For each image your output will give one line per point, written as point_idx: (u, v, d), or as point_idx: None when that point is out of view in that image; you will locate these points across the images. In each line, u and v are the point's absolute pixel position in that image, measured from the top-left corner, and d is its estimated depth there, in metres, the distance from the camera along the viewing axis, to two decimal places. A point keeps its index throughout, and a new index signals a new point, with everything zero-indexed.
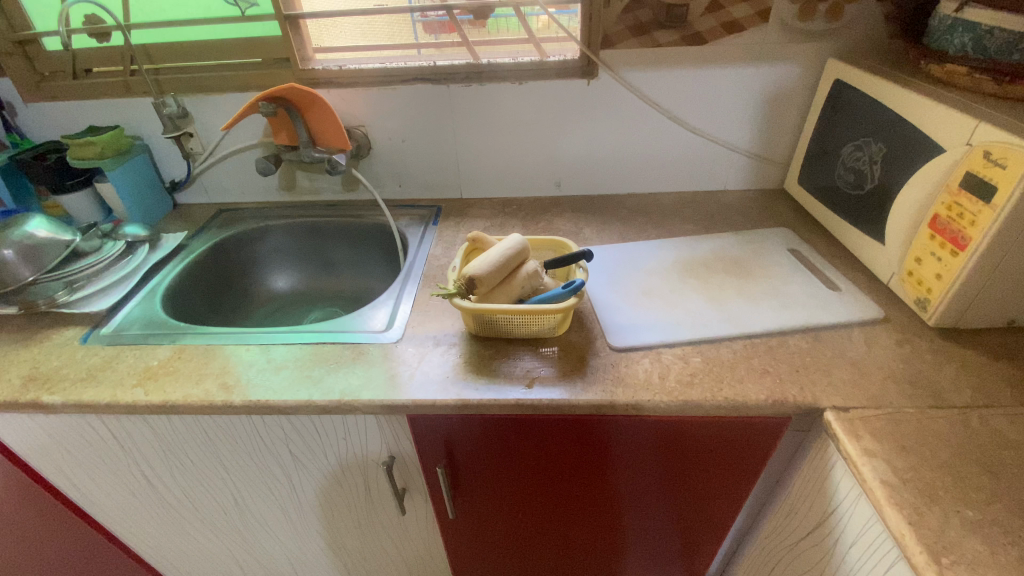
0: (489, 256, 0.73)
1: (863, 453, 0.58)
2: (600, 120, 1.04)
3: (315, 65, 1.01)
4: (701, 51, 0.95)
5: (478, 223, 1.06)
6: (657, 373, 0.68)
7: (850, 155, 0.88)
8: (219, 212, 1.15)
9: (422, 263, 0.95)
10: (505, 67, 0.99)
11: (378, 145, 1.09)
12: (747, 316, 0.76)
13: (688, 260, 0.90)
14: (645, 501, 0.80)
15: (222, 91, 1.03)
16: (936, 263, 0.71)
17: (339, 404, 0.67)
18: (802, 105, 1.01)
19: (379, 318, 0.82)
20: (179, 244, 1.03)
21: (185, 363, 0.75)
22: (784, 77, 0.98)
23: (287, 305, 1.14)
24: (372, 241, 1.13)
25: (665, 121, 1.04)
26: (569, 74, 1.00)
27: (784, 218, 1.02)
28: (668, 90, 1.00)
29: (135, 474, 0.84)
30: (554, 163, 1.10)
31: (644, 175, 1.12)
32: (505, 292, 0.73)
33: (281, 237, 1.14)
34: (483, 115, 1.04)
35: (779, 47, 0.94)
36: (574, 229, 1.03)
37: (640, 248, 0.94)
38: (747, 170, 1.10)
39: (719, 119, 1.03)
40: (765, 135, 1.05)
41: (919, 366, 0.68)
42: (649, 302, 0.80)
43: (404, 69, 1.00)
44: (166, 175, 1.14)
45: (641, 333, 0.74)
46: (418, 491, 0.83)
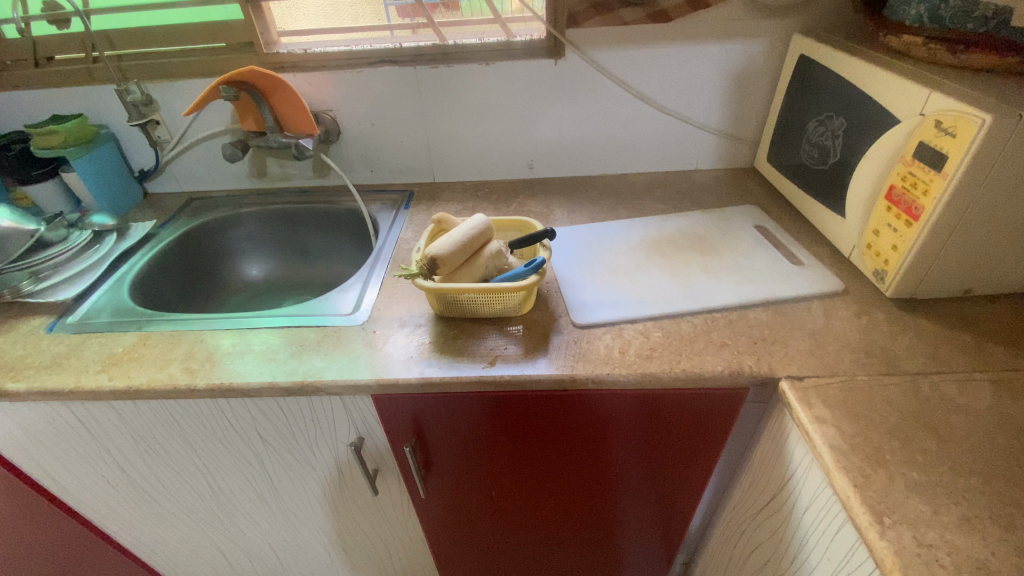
0: (451, 236, 0.73)
1: (814, 420, 0.59)
2: (570, 101, 1.04)
3: (280, 49, 1.01)
4: (666, 28, 0.95)
5: (449, 207, 1.06)
6: (617, 349, 0.69)
7: (815, 131, 0.89)
8: (189, 201, 1.14)
9: (392, 246, 0.95)
10: (472, 48, 0.99)
11: (347, 129, 1.08)
12: (709, 291, 0.77)
13: (655, 238, 0.90)
14: (615, 476, 0.82)
15: (184, 78, 1.01)
16: (892, 235, 0.72)
17: (301, 385, 0.68)
18: (770, 82, 1.01)
19: (347, 301, 0.82)
20: (148, 233, 1.03)
21: (150, 349, 0.75)
22: (750, 53, 0.98)
23: (261, 293, 1.14)
24: (344, 227, 1.13)
25: (634, 100, 1.04)
26: (536, 54, 0.99)
27: (753, 196, 1.03)
28: (635, 69, 1.00)
29: (108, 463, 0.84)
30: (525, 144, 1.10)
31: (616, 156, 1.12)
32: (469, 273, 0.74)
33: (253, 225, 1.13)
34: (452, 99, 1.03)
35: (744, 24, 0.94)
36: (545, 211, 1.03)
37: (608, 227, 0.94)
38: (718, 150, 1.10)
39: (688, 97, 1.03)
40: (734, 113, 1.05)
41: (875, 336, 0.69)
42: (614, 279, 0.80)
43: (369, 51, 1.00)
44: (134, 164, 1.13)
45: (604, 309, 0.75)
46: (390, 472, 0.84)
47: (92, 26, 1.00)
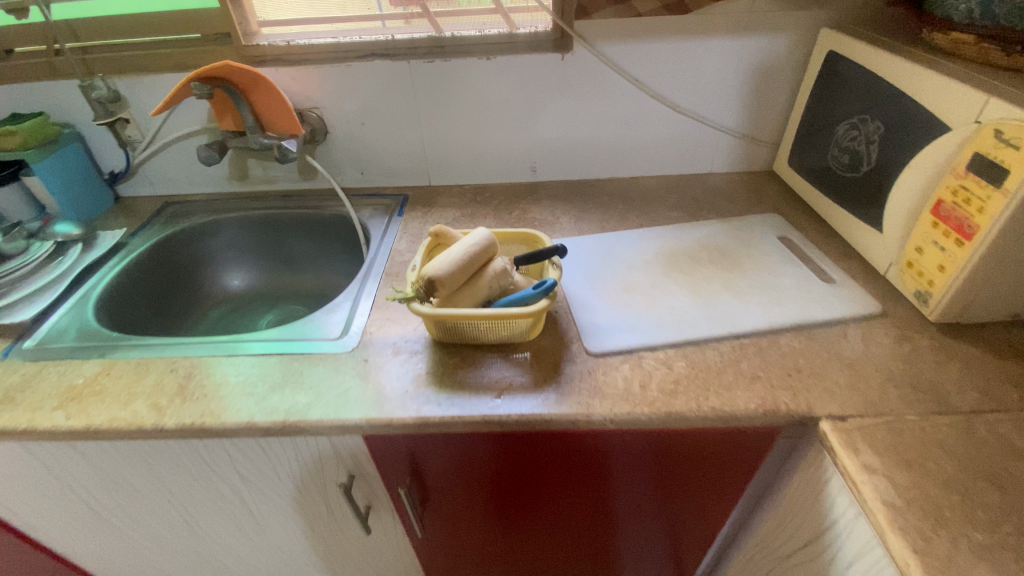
0: (451, 254, 0.66)
1: (862, 469, 0.53)
2: (577, 99, 0.96)
3: (260, 41, 0.92)
4: (683, 21, 0.87)
5: (446, 214, 0.99)
6: (637, 382, 0.62)
7: (845, 134, 0.82)
8: (165, 205, 1.05)
9: (384, 259, 0.87)
10: (471, 41, 0.91)
11: (335, 129, 0.99)
12: (735, 314, 0.70)
13: (672, 251, 0.83)
14: (629, 512, 0.75)
15: (155, 72, 0.92)
16: (939, 254, 0.65)
17: (283, 425, 0.60)
18: (793, 80, 0.94)
19: (335, 323, 0.74)
20: (117, 243, 0.94)
21: (114, 381, 0.67)
22: (773, 49, 0.90)
23: (243, 306, 1.06)
24: (333, 235, 1.05)
25: (646, 98, 0.96)
26: (541, 48, 0.91)
27: (773, 202, 0.96)
28: (647, 65, 0.92)
29: (73, 500, 0.76)
30: (528, 144, 1.02)
31: (625, 158, 1.04)
32: (470, 295, 0.66)
33: (234, 232, 1.05)
34: (449, 97, 0.95)
35: (769, 17, 0.87)
36: (550, 218, 0.95)
37: (619, 238, 0.87)
38: (735, 152, 1.03)
39: (705, 96, 0.96)
40: (754, 113, 0.97)
41: (920, 367, 0.63)
42: (630, 298, 0.73)
43: (356, 43, 0.92)
44: (104, 166, 1.04)
45: (619, 334, 0.67)
46: (384, 508, 0.77)
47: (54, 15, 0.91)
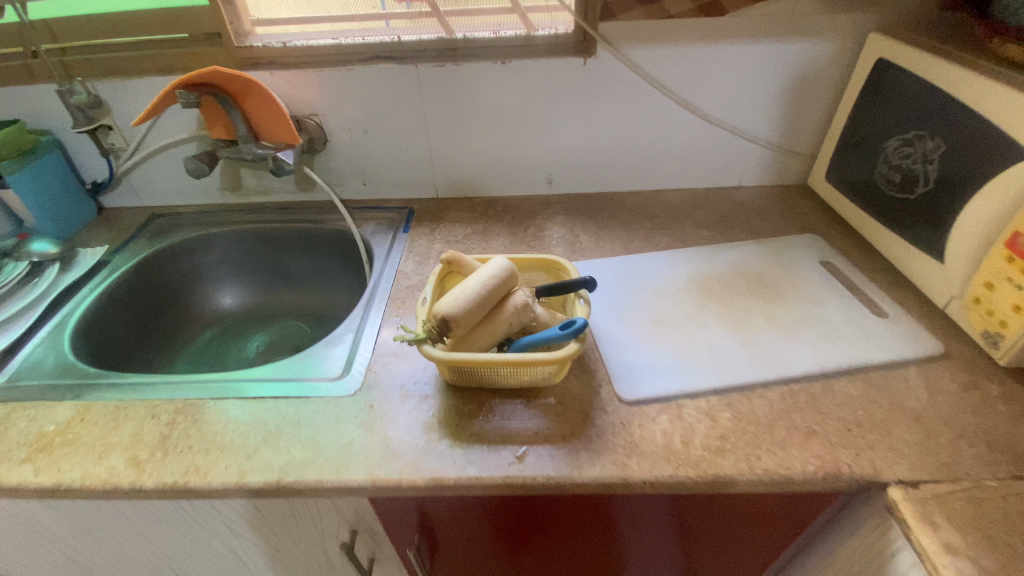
0: (467, 288, 0.59)
1: (943, 549, 0.46)
2: (599, 107, 0.88)
3: (253, 42, 0.84)
4: (719, 23, 0.79)
5: (455, 230, 0.91)
6: (678, 438, 0.55)
7: (897, 151, 0.74)
8: (152, 218, 0.98)
9: (389, 282, 0.80)
10: (484, 43, 0.83)
11: (335, 137, 0.91)
12: (781, 354, 0.63)
13: (705, 277, 0.75)
14: (659, 566, 0.69)
15: (138, 75, 0.84)
16: (1015, 292, 0.58)
17: (277, 487, 0.53)
18: (834, 89, 0.86)
19: (335, 360, 0.67)
20: (97, 261, 0.87)
21: (89, 429, 0.60)
22: (815, 55, 0.82)
23: (235, 326, 0.98)
24: (333, 251, 0.97)
25: (674, 107, 0.88)
26: (562, 51, 0.83)
27: (810, 221, 0.88)
28: (677, 71, 0.84)
29: (48, 551, 0.69)
30: (543, 154, 0.94)
31: (648, 170, 0.97)
32: (487, 334, 0.59)
33: (226, 247, 0.97)
34: (460, 103, 0.87)
35: (813, 20, 0.79)
36: (569, 237, 0.88)
37: (645, 262, 0.79)
38: (768, 165, 0.95)
39: (738, 104, 0.88)
40: (790, 124, 0.90)
41: (993, 421, 0.56)
42: (663, 334, 0.66)
43: (359, 45, 0.84)
44: (85, 176, 0.96)
45: (654, 378, 0.60)
46: (389, 561, 0.70)
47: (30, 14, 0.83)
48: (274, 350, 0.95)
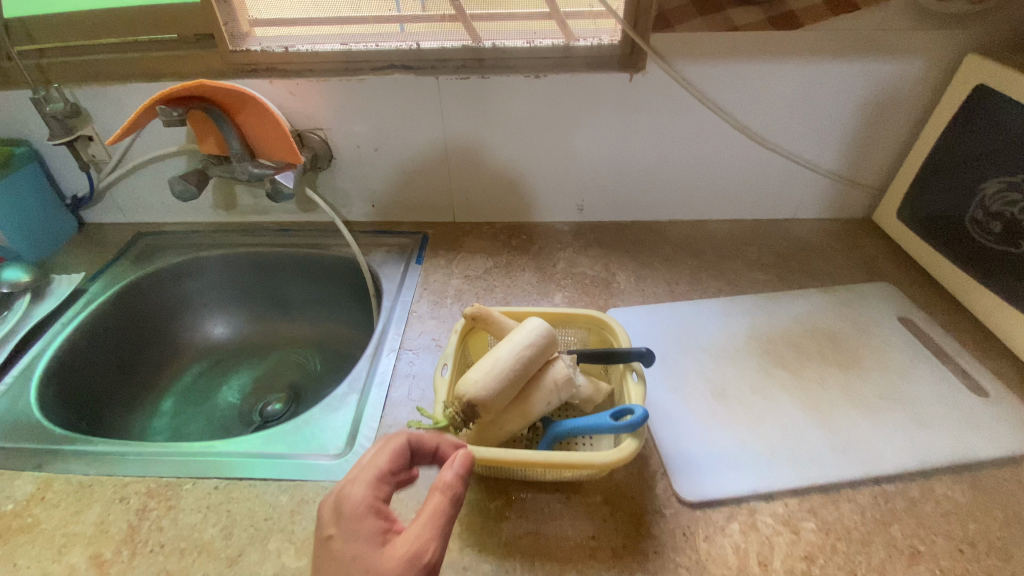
0: (498, 361, 0.48)
1: None
2: (643, 129, 0.77)
3: (251, 45, 0.73)
4: (792, 38, 0.67)
5: (475, 263, 0.81)
6: (754, 557, 0.45)
7: (996, 195, 0.65)
8: (136, 237, 0.88)
9: (399, 327, 0.70)
10: (516, 53, 0.72)
11: (342, 154, 0.81)
12: (865, 445, 0.53)
13: (765, 335, 0.65)
14: None
15: (120, 81, 0.73)
16: None
17: None
18: (916, 116, 0.75)
19: (337, 430, 0.57)
20: (73, 290, 0.77)
21: (48, 511, 0.51)
22: (902, 78, 0.71)
23: (226, 361, 0.88)
24: (337, 280, 0.87)
25: (729, 131, 0.77)
26: (606, 65, 0.72)
27: (878, 265, 0.78)
28: (738, 90, 0.72)
29: None
30: (576, 178, 0.83)
31: (693, 199, 0.85)
32: (520, 416, 0.49)
33: (217, 273, 0.87)
34: (485, 120, 0.77)
35: (903, 36, 0.67)
36: (604, 275, 0.77)
37: (695, 312, 0.69)
38: (829, 197, 0.84)
39: (805, 130, 0.76)
40: (862, 153, 0.79)
41: None
42: (725, 410, 0.56)
43: (371, 52, 0.73)
44: (64, 189, 0.85)
45: (719, 471, 0.51)
46: None
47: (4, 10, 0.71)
48: (268, 391, 0.85)
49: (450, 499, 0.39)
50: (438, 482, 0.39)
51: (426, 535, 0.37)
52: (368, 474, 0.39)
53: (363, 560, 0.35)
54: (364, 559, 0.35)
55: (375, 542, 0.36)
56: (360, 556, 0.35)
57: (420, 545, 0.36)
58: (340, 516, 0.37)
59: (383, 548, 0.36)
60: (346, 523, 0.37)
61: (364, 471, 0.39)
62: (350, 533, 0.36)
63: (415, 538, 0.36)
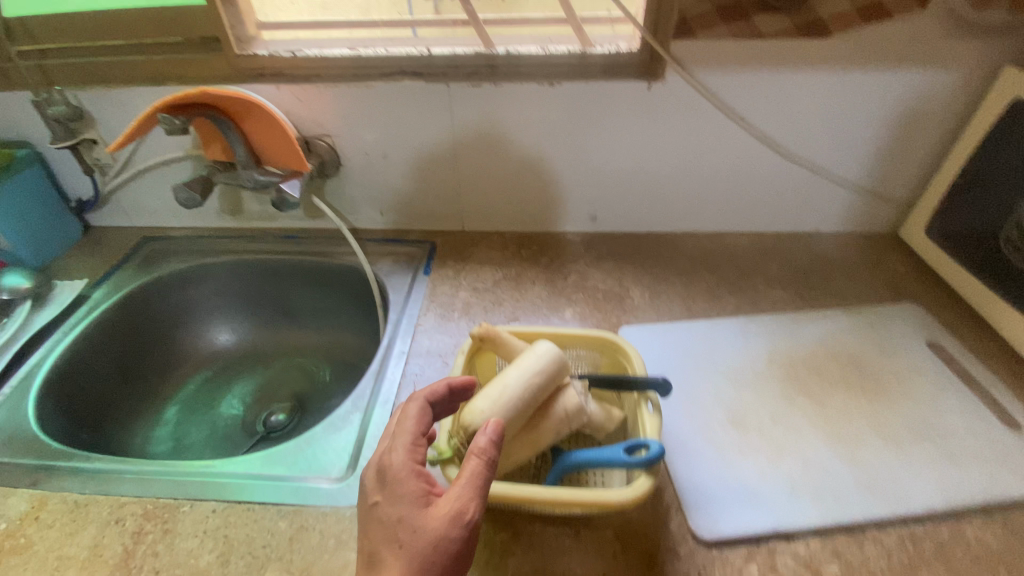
0: (507, 388, 0.46)
1: None
2: (662, 139, 0.74)
3: (257, 49, 0.71)
4: (820, 47, 0.64)
5: (484, 275, 0.78)
6: None
7: None
8: (143, 241, 0.87)
9: (406, 342, 0.68)
10: (530, 60, 0.69)
11: (350, 161, 0.79)
12: (893, 481, 0.51)
13: (786, 359, 0.63)
14: None
15: (124, 83, 0.72)
16: None
17: None
18: (948, 130, 0.71)
19: (339, 452, 0.55)
20: (76, 297, 0.76)
21: (43, 532, 0.49)
22: (935, 90, 0.67)
23: (231, 369, 0.87)
24: (344, 288, 0.86)
25: (751, 143, 0.73)
26: (624, 72, 0.69)
27: (904, 284, 0.75)
28: (761, 100, 0.69)
29: None
30: (590, 188, 0.80)
31: (711, 211, 0.82)
32: (529, 445, 0.47)
33: (224, 280, 0.86)
34: (497, 128, 0.74)
35: (938, 47, 0.64)
36: (617, 290, 0.75)
37: (712, 332, 0.67)
38: (853, 211, 0.81)
39: (830, 143, 0.73)
40: (890, 167, 0.75)
41: None
42: (745, 441, 0.54)
43: (380, 58, 0.70)
44: (69, 193, 0.84)
45: (739, 507, 0.49)
46: None
47: (6, 10, 0.69)
48: (271, 400, 0.83)
49: (485, 461, 0.39)
50: (472, 446, 0.39)
51: (464, 495, 0.37)
52: (404, 441, 0.40)
53: (407, 522, 0.37)
54: (407, 521, 0.37)
55: (416, 506, 0.37)
56: (404, 519, 0.37)
57: (460, 506, 0.37)
58: (384, 483, 0.39)
59: (425, 510, 0.37)
60: (389, 489, 0.38)
61: (400, 439, 0.40)
62: (393, 498, 0.38)
63: (453, 499, 0.37)
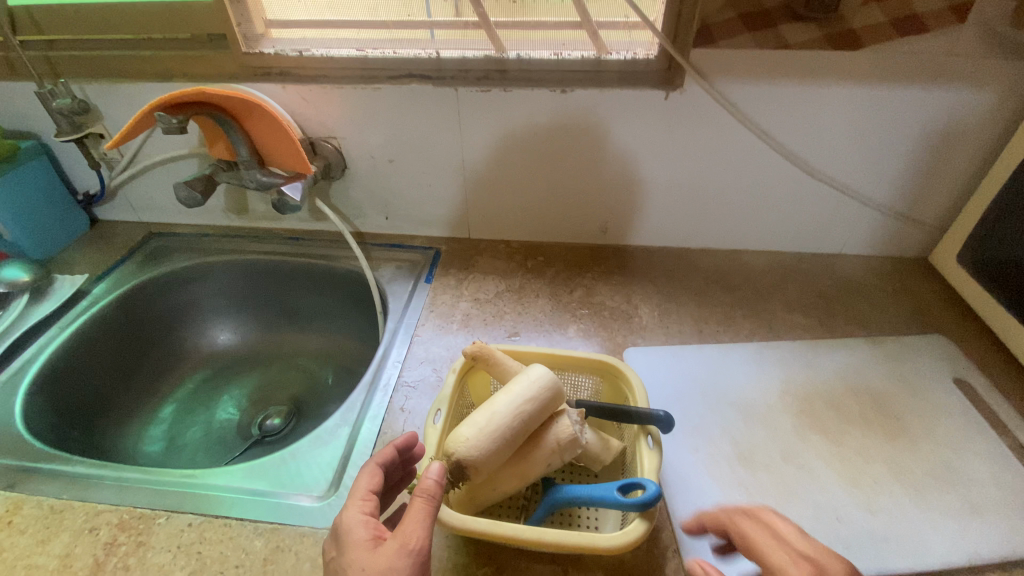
0: (495, 416, 0.43)
1: None
2: (678, 151, 0.70)
3: (264, 47, 0.69)
4: (850, 60, 0.60)
5: (487, 285, 0.76)
6: None
7: None
8: (148, 238, 0.86)
9: (401, 353, 0.66)
10: (542, 65, 0.67)
11: (356, 164, 0.77)
12: (911, 533, 0.47)
13: (802, 392, 0.59)
14: None
15: (129, 79, 0.71)
16: None
17: None
18: (989, 152, 0.66)
19: (323, 469, 0.53)
20: (75, 292, 0.76)
21: (14, 537, 0.48)
22: (974, 110, 0.62)
23: (229, 369, 0.86)
24: (345, 293, 0.84)
25: (773, 159, 0.70)
26: (640, 81, 0.66)
27: (933, 315, 0.70)
28: (784, 114, 0.65)
29: None
30: (602, 199, 0.77)
31: (728, 228, 0.78)
32: (517, 476, 0.44)
33: (224, 279, 0.85)
34: (505, 135, 0.71)
35: (980, 64, 0.59)
36: (625, 308, 0.71)
37: (724, 358, 0.63)
38: (880, 233, 0.76)
39: (858, 162, 0.69)
40: (923, 190, 0.70)
41: None
42: (750, 480, 0.51)
43: (388, 59, 0.68)
44: (77, 186, 0.84)
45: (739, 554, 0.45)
46: None
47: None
48: (267, 403, 0.82)
49: (428, 497, 0.38)
50: (416, 486, 0.39)
51: (410, 528, 0.37)
52: (354, 495, 0.40)
53: (354, 565, 0.36)
54: (355, 564, 0.36)
55: (364, 548, 0.37)
56: (352, 564, 0.36)
57: (404, 537, 0.37)
58: (337, 536, 0.38)
59: (373, 549, 0.37)
60: (340, 539, 0.38)
61: (352, 494, 0.41)
62: (344, 547, 0.37)
63: (399, 533, 0.37)
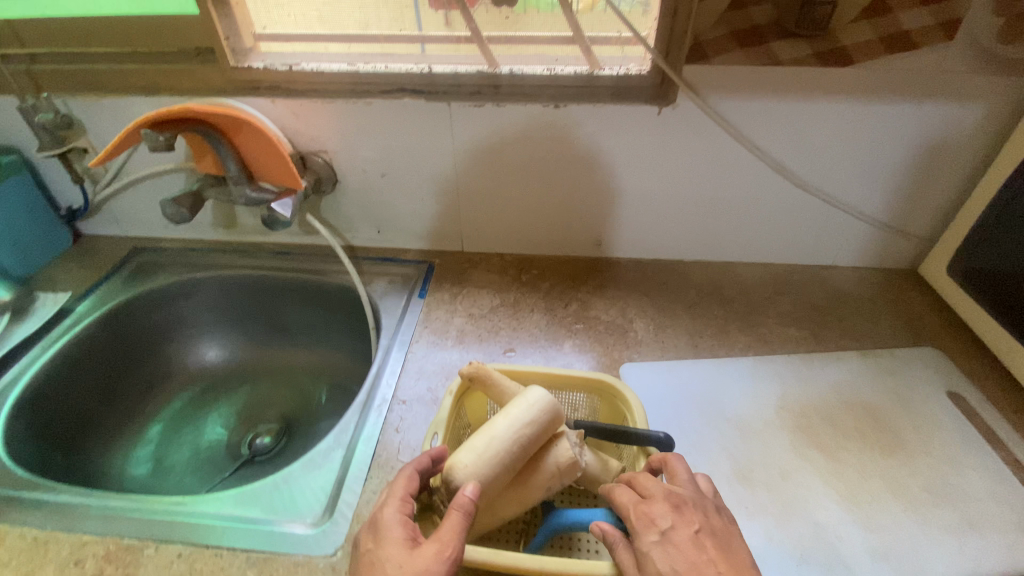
0: (494, 439, 0.43)
1: None
2: (671, 165, 0.70)
3: (252, 61, 0.68)
4: (841, 76, 0.60)
5: (481, 300, 0.75)
6: None
7: None
8: (133, 253, 0.85)
9: (395, 371, 0.64)
10: (535, 80, 0.66)
11: (347, 178, 0.76)
12: (910, 550, 0.47)
13: (797, 407, 0.59)
14: None
15: (116, 93, 0.69)
16: None
17: None
18: (977, 166, 0.67)
19: (316, 493, 0.52)
20: (58, 310, 0.74)
21: None
22: (962, 125, 0.63)
23: (217, 386, 0.84)
24: (336, 308, 0.83)
25: (765, 173, 0.70)
26: (633, 96, 0.66)
27: (923, 327, 0.71)
28: (776, 130, 0.66)
29: None
30: (595, 213, 0.77)
31: (721, 240, 0.78)
32: (517, 500, 0.44)
33: (212, 294, 0.83)
34: (499, 149, 0.71)
35: (968, 80, 0.60)
36: (620, 322, 0.71)
37: (720, 373, 0.63)
38: (871, 245, 0.77)
39: (848, 176, 0.69)
40: (912, 202, 0.71)
41: None
42: (749, 498, 0.51)
43: (380, 74, 0.67)
44: (60, 201, 0.82)
45: None
46: None
47: None
48: (257, 422, 0.80)
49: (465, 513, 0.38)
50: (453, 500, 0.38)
51: (449, 534, 0.36)
52: (393, 493, 0.39)
53: (391, 561, 0.35)
54: (392, 560, 0.35)
55: (401, 546, 0.36)
56: (385, 561, 0.35)
57: (441, 546, 0.36)
58: (376, 529, 0.37)
59: (411, 551, 0.36)
60: (378, 530, 0.37)
61: (391, 493, 0.40)
62: (382, 540, 0.37)
63: (438, 538, 0.36)
